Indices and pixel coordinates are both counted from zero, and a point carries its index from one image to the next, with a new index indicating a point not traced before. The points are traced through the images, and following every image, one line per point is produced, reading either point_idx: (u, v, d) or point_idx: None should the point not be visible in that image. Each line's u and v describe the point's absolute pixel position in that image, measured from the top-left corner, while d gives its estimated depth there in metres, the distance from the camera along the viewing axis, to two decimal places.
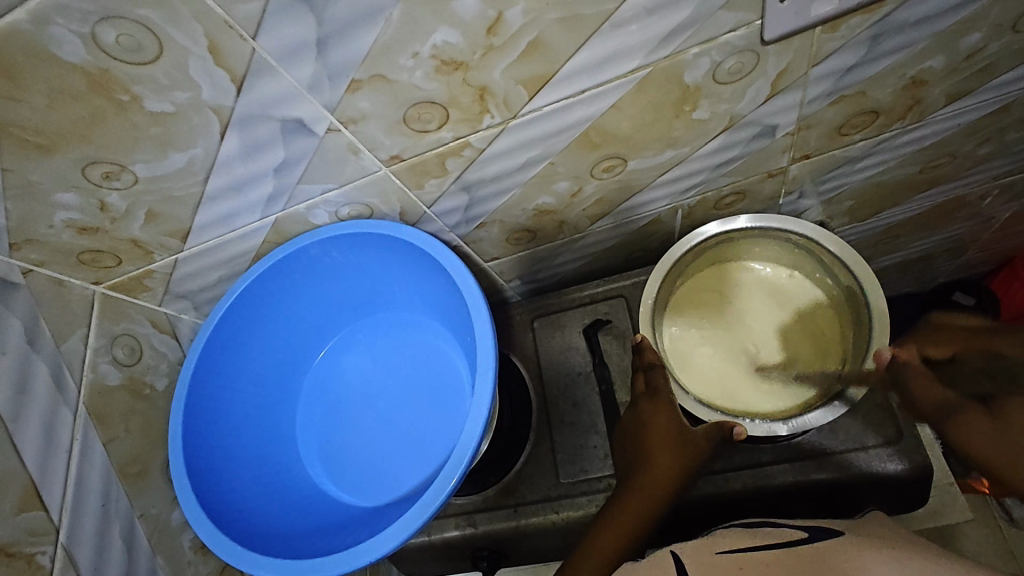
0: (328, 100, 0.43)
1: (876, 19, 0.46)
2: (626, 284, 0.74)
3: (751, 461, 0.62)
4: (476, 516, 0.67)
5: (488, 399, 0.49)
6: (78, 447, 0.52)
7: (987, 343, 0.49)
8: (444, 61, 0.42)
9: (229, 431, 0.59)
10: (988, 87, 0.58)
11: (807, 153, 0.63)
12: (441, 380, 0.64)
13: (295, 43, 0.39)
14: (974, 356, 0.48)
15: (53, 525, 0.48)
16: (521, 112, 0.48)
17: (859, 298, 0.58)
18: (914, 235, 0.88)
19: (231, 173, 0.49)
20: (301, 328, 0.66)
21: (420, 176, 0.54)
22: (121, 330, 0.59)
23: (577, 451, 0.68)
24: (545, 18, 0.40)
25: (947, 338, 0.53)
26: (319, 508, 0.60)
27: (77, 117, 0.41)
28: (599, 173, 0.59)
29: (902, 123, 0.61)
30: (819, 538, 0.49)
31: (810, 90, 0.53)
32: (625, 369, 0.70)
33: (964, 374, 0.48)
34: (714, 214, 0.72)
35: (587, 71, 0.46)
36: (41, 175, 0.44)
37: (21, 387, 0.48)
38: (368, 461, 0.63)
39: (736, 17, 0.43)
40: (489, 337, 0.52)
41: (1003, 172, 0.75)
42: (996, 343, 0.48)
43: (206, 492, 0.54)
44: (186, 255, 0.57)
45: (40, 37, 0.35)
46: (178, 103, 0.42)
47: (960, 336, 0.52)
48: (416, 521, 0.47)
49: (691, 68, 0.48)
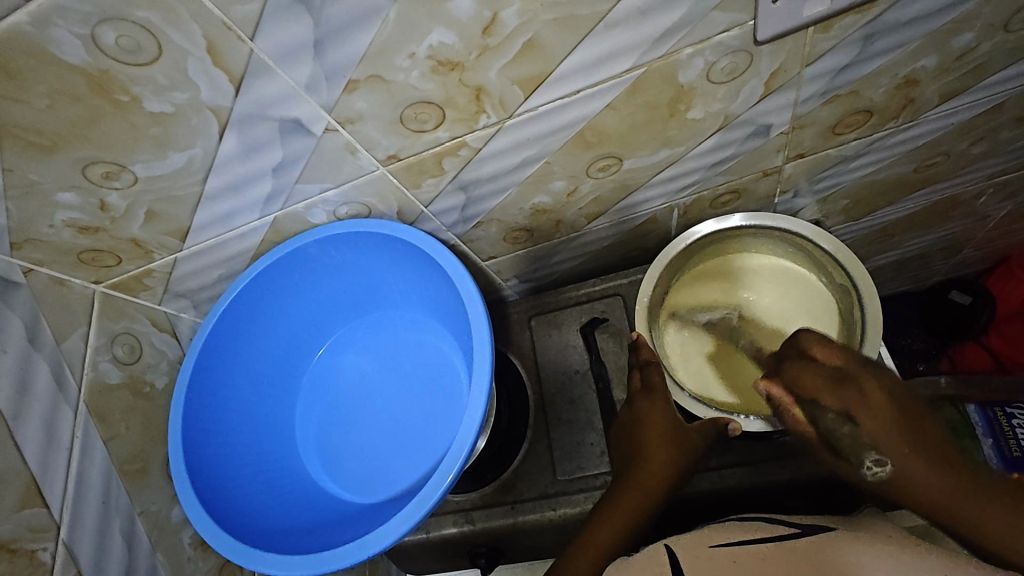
0: (325, 100, 0.44)
1: (868, 19, 0.47)
2: (623, 282, 0.75)
3: (746, 458, 0.63)
4: (474, 513, 0.67)
5: (484, 396, 0.50)
6: (79, 445, 0.53)
7: (832, 381, 0.45)
8: (440, 61, 0.42)
9: (228, 428, 0.60)
10: (982, 85, 0.58)
11: (802, 152, 0.63)
12: (439, 379, 0.65)
13: (293, 44, 0.39)
14: (827, 402, 0.44)
15: (54, 521, 0.49)
16: (517, 112, 0.49)
17: (853, 296, 0.59)
18: (910, 233, 0.89)
19: (229, 173, 0.49)
20: (300, 326, 0.67)
21: (418, 175, 0.54)
22: (121, 329, 0.60)
23: (574, 448, 0.68)
24: (540, 19, 0.40)
25: (800, 363, 0.48)
26: (317, 505, 0.60)
27: (76, 118, 0.41)
28: (595, 173, 0.60)
29: (896, 122, 0.61)
30: (812, 533, 0.49)
31: (803, 90, 0.54)
32: (621, 366, 0.71)
33: (828, 423, 0.45)
34: (710, 213, 0.73)
35: (582, 71, 0.46)
36: (42, 175, 0.45)
37: (22, 385, 0.49)
38: (366, 458, 0.63)
39: (729, 18, 0.44)
40: (485, 335, 0.52)
41: (997, 170, 0.75)
42: (835, 385, 0.44)
43: (205, 489, 0.54)
44: (186, 254, 0.58)
45: (40, 38, 0.36)
46: (177, 104, 0.42)
47: (810, 365, 0.47)
48: (413, 516, 0.47)
49: (686, 68, 0.48)
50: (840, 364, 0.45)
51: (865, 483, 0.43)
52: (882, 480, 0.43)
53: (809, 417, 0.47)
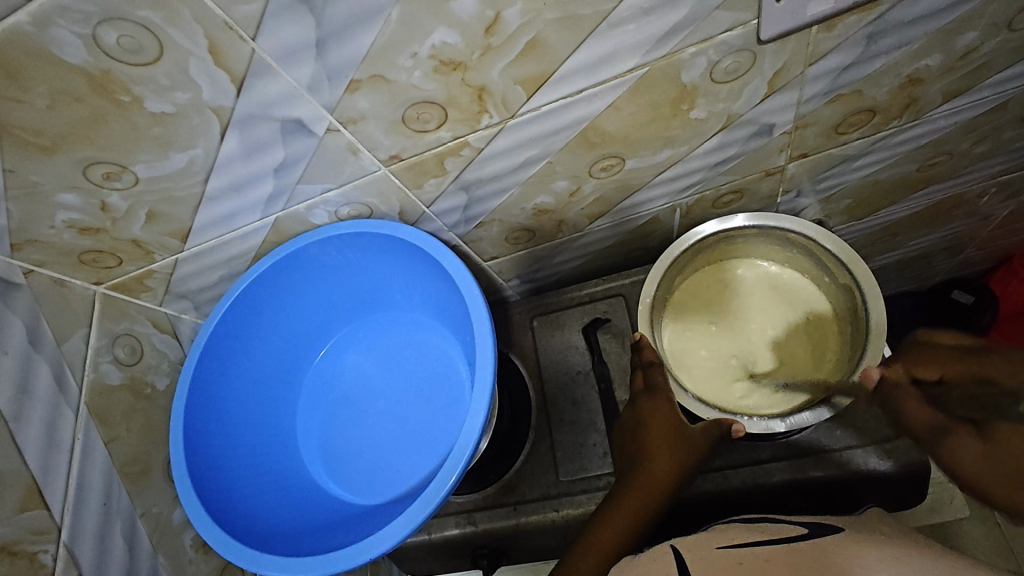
0: (327, 100, 0.44)
1: (872, 18, 0.47)
2: (624, 283, 0.75)
3: (749, 459, 0.63)
4: (476, 514, 0.67)
5: (487, 397, 0.50)
6: (80, 447, 0.53)
7: (956, 354, 0.53)
8: (442, 61, 0.42)
9: (230, 429, 0.60)
10: (986, 84, 0.58)
11: (805, 151, 0.63)
12: (441, 380, 0.65)
13: (294, 44, 0.39)
14: (951, 373, 0.52)
15: (55, 523, 0.48)
16: (519, 112, 0.49)
17: (857, 297, 0.59)
18: (912, 233, 0.88)
19: (231, 173, 0.49)
20: (301, 327, 0.67)
21: (419, 175, 0.54)
22: (122, 330, 0.59)
23: (576, 449, 0.68)
24: (543, 18, 0.40)
25: (920, 349, 0.56)
26: (319, 506, 0.60)
27: (77, 118, 0.41)
28: (597, 172, 0.59)
29: (899, 122, 0.61)
30: (819, 534, 0.49)
31: (806, 90, 0.54)
32: (623, 367, 0.71)
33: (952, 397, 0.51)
34: (712, 213, 0.72)
35: (584, 70, 0.46)
36: (43, 176, 0.45)
37: (23, 387, 0.48)
38: (368, 460, 0.63)
39: (733, 17, 0.44)
40: (488, 336, 0.52)
41: (1000, 170, 0.75)
42: (960, 356, 0.53)
43: (207, 490, 0.54)
44: (187, 255, 0.58)
45: (41, 38, 0.35)
46: (178, 104, 0.42)
47: (933, 353, 0.54)
48: (415, 518, 0.47)
49: (689, 67, 0.48)
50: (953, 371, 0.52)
51: (975, 449, 0.46)
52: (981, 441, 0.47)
53: (931, 399, 0.52)
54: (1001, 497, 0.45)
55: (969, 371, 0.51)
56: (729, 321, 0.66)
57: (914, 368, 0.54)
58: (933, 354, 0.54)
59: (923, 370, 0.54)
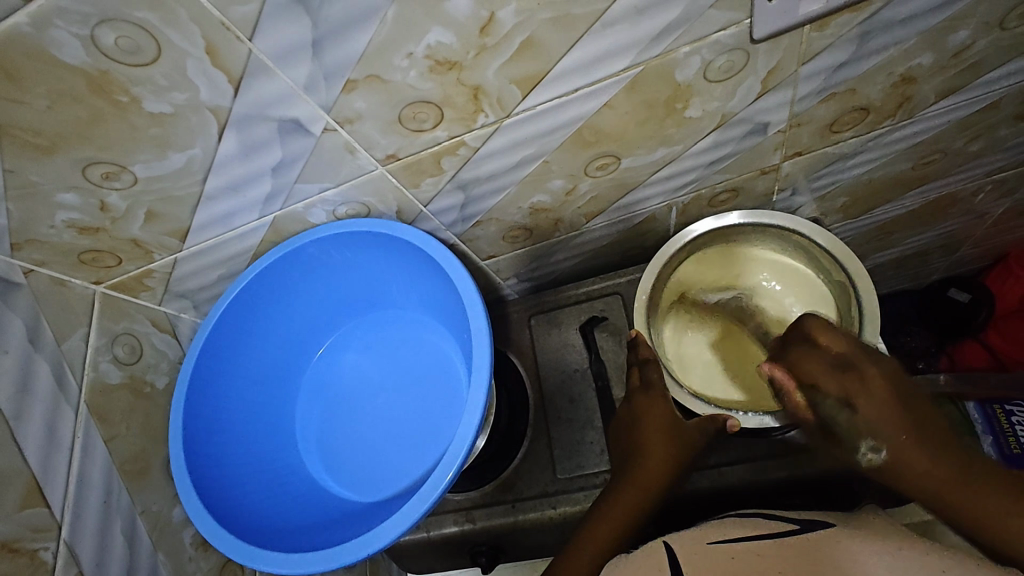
0: (324, 100, 0.44)
1: (864, 17, 0.47)
2: (622, 281, 0.75)
3: (745, 455, 0.63)
4: (474, 512, 0.67)
5: (483, 395, 0.50)
6: (80, 445, 0.53)
7: (835, 367, 0.49)
8: (438, 61, 0.42)
9: (229, 427, 0.60)
10: (978, 83, 0.59)
11: (800, 150, 0.64)
12: (438, 377, 0.65)
13: (291, 45, 0.39)
14: (827, 389, 0.48)
15: (55, 521, 0.49)
16: (515, 111, 0.49)
17: (852, 295, 0.59)
18: (908, 231, 0.89)
19: (229, 172, 0.49)
20: (299, 325, 0.67)
21: (416, 175, 0.54)
22: (122, 329, 0.60)
23: (574, 447, 0.68)
24: (537, 18, 0.41)
25: (802, 350, 0.51)
26: (318, 504, 0.60)
27: (76, 118, 0.41)
28: (593, 171, 0.60)
29: (893, 120, 0.62)
30: (811, 529, 0.49)
31: (800, 88, 0.54)
32: (621, 365, 0.71)
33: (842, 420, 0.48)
34: (708, 212, 0.73)
35: (579, 70, 0.46)
36: (42, 176, 0.45)
37: (23, 385, 0.49)
38: (366, 457, 0.63)
39: (725, 16, 0.44)
40: (484, 334, 0.52)
41: (996, 168, 0.76)
42: (838, 372, 0.48)
43: (206, 487, 0.54)
44: (186, 254, 0.58)
45: (40, 39, 0.36)
46: (176, 104, 0.42)
47: (811, 352, 0.51)
48: (412, 515, 0.48)
49: (682, 67, 0.48)
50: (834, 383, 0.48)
51: (874, 463, 0.47)
52: (876, 464, 0.47)
53: (812, 403, 0.50)
54: (919, 498, 0.46)
55: (845, 390, 0.48)
56: (717, 328, 0.65)
57: (800, 364, 0.51)
58: (810, 358, 0.50)
59: (808, 363, 0.50)
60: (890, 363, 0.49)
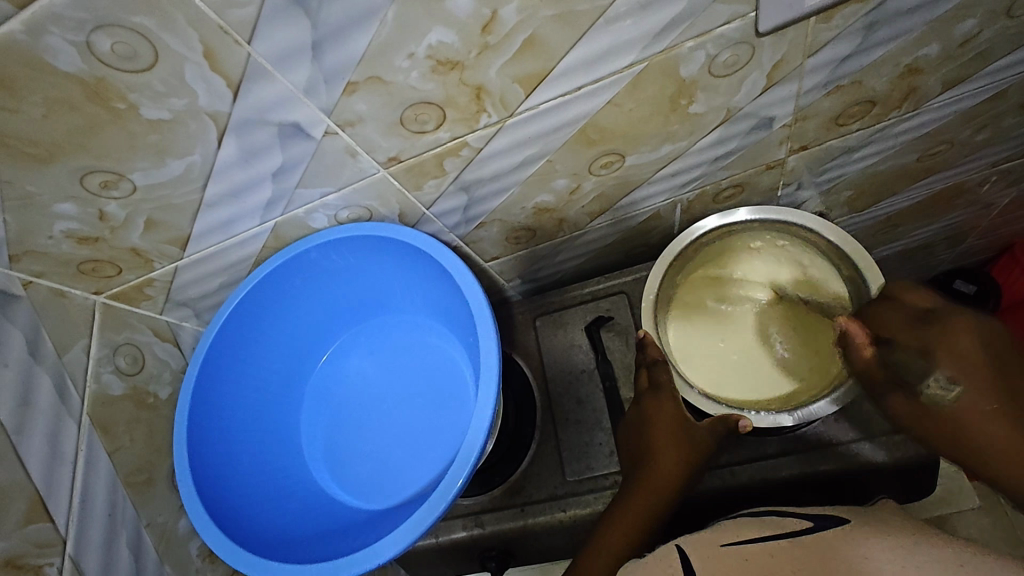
0: (324, 103, 0.43)
1: (871, 8, 0.46)
2: (627, 280, 0.74)
3: (757, 454, 0.62)
4: (483, 516, 0.67)
5: (493, 396, 0.49)
6: (83, 458, 0.53)
7: (916, 322, 0.50)
8: (440, 61, 0.42)
9: (234, 437, 0.59)
10: (987, 71, 0.58)
11: (805, 144, 0.63)
12: (446, 382, 0.64)
13: (291, 47, 0.39)
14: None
15: (59, 536, 0.48)
16: (517, 111, 0.48)
17: (860, 289, 0.59)
18: (913, 224, 0.88)
19: (229, 179, 0.49)
20: (303, 331, 0.66)
21: (419, 177, 0.54)
22: (123, 339, 0.59)
23: (583, 448, 0.67)
24: (539, 15, 0.40)
25: (881, 305, 0.53)
26: (328, 513, 0.60)
27: (74, 127, 0.41)
28: (597, 170, 0.59)
29: (900, 112, 0.61)
30: (824, 526, 0.48)
31: (805, 81, 0.53)
32: (628, 365, 0.70)
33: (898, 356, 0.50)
34: (713, 208, 0.72)
35: (583, 67, 0.46)
36: (39, 186, 0.44)
37: (23, 399, 0.48)
38: (376, 463, 0.63)
39: (730, 9, 0.43)
40: (492, 340, 0.51)
41: (1001, 158, 0.75)
42: (917, 327, 0.50)
43: (213, 499, 0.54)
44: (187, 263, 0.57)
45: (34, 47, 0.35)
46: (174, 110, 0.42)
47: (890, 307, 0.52)
48: (424, 521, 0.47)
49: (687, 62, 0.48)
50: (927, 307, 0.51)
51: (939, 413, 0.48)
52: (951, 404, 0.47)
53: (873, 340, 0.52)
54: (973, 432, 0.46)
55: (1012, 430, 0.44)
56: (735, 341, 0.64)
57: (875, 328, 0.53)
58: (894, 311, 0.52)
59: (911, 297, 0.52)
60: (985, 325, 0.49)
